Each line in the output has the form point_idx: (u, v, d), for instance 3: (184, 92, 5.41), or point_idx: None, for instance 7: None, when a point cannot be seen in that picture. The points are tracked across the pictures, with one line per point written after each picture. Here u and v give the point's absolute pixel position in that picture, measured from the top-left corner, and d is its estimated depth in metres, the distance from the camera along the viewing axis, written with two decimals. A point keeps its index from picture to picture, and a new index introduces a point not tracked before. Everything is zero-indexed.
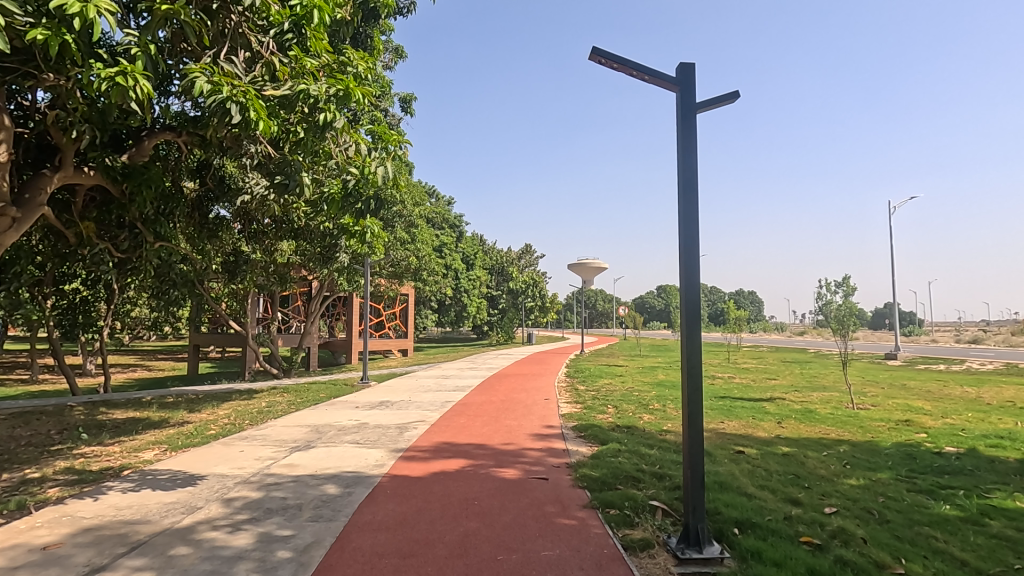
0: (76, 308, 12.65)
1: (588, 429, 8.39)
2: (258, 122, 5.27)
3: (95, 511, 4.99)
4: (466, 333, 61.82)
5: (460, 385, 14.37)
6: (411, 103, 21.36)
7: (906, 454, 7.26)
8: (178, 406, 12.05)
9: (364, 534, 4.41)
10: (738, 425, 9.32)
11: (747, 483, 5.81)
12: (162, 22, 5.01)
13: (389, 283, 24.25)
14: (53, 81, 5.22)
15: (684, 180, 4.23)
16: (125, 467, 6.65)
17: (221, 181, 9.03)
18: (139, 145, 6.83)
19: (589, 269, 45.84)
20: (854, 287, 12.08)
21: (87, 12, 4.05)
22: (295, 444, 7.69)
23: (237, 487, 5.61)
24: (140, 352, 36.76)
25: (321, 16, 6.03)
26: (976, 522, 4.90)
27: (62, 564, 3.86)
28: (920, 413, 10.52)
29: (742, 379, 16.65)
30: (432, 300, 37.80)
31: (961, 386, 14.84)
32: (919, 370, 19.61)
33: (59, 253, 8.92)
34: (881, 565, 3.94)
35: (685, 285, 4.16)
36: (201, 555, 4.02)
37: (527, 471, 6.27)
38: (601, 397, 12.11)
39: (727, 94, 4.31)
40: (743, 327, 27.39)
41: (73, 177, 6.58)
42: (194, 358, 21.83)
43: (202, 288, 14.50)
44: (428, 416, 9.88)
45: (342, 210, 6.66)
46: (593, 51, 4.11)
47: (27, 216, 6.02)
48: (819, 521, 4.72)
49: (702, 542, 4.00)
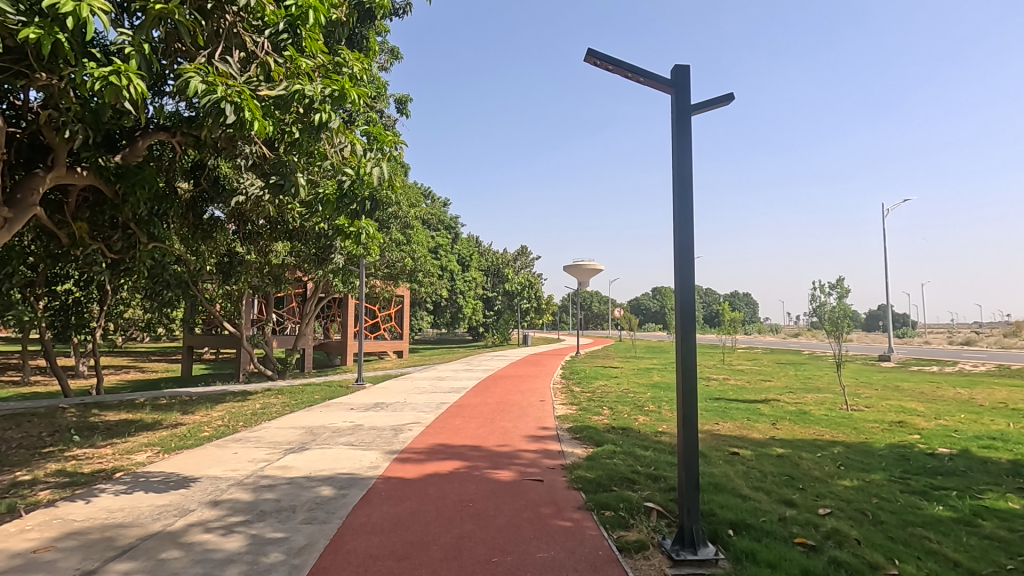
0: (68, 308, 12.56)
1: (584, 431, 8.41)
2: (253, 123, 5.23)
3: (86, 513, 4.95)
4: (462, 333, 61.83)
5: (456, 388, 14.35)
6: (407, 103, 21.25)
7: (900, 455, 7.29)
8: (172, 407, 12.11)
9: (358, 536, 4.38)
10: (732, 426, 9.36)
11: (742, 483, 5.84)
12: (155, 22, 4.94)
13: (384, 283, 24.17)
14: (46, 81, 5.20)
15: (679, 181, 4.24)
16: (118, 469, 6.62)
17: (216, 182, 8.89)
18: (133, 145, 6.82)
19: (586, 271, 45.86)
20: (847, 289, 12.14)
21: (80, 11, 4.03)
22: (289, 446, 7.67)
23: (231, 490, 5.59)
24: (131, 352, 36.63)
25: (316, 16, 5.99)
26: (968, 523, 4.92)
27: (50, 568, 3.83)
28: (914, 415, 10.52)
29: (736, 380, 16.78)
30: (427, 301, 37.83)
31: (953, 387, 14.96)
32: (914, 372, 19.63)
33: (52, 253, 8.87)
34: (874, 565, 3.95)
35: (680, 287, 4.20)
36: (192, 558, 4.00)
37: (522, 472, 6.27)
38: (597, 399, 12.16)
39: (722, 96, 4.32)
40: (738, 329, 27.34)
41: (66, 177, 6.52)
42: (188, 359, 21.77)
43: (197, 288, 14.46)
44: (423, 418, 9.86)
45: (337, 211, 6.65)
46: (588, 53, 4.11)
47: (20, 215, 6.01)
48: (813, 522, 4.75)
49: (696, 544, 3.99)
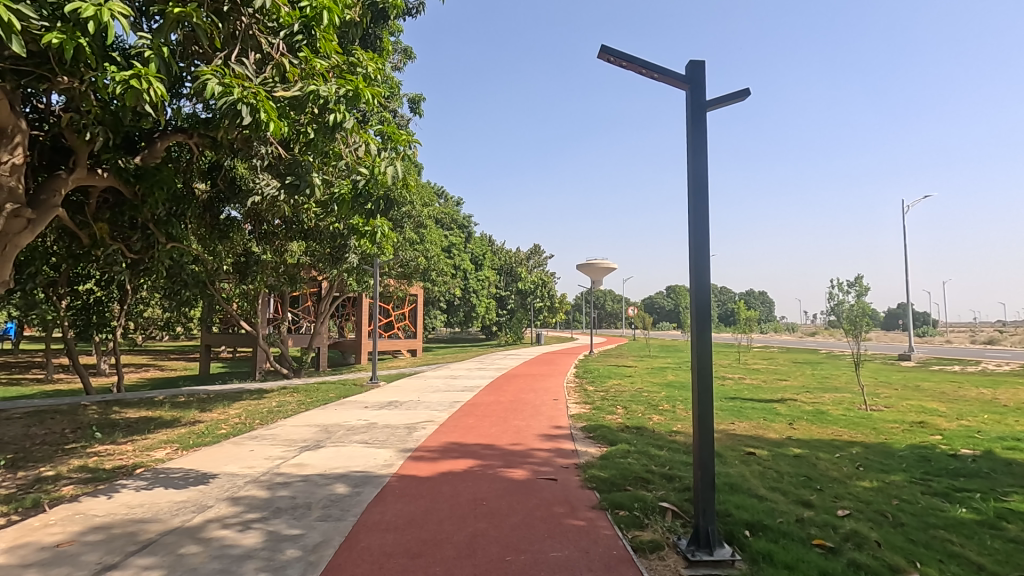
0: (89, 308, 12.75)
1: (597, 430, 8.39)
2: (269, 124, 5.29)
3: (107, 509, 5.02)
4: (474, 333, 61.93)
5: (469, 386, 14.39)
6: (420, 103, 21.29)
7: (921, 456, 7.16)
8: (190, 405, 12.23)
9: (373, 534, 4.40)
10: (748, 425, 9.28)
11: (758, 484, 5.78)
12: (174, 24, 4.99)
13: (398, 283, 24.23)
14: (68, 84, 5.28)
15: (696, 181, 4.19)
16: (138, 465, 6.72)
17: (232, 183, 8.97)
18: (152, 147, 6.91)
19: (599, 270, 45.65)
20: (866, 286, 11.96)
21: (101, 16, 4.07)
22: (304, 444, 7.73)
23: (248, 487, 5.64)
24: (151, 351, 37.33)
25: (331, 16, 6.00)
26: (992, 526, 4.82)
27: (72, 562, 3.90)
28: (935, 415, 10.32)
29: (752, 379, 16.63)
30: (441, 300, 38.00)
31: (976, 387, 14.67)
32: (934, 371, 19.25)
33: (73, 254, 9.02)
34: (895, 568, 3.88)
35: (695, 286, 4.14)
36: (210, 554, 4.04)
37: (536, 471, 6.27)
38: (611, 398, 12.09)
39: (738, 91, 4.27)
40: (753, 328, 26.97)
41: (87, 179, 6.61)
42: (205, 358, 22.03)
43: (214, 288, 14.63)
44: (436, 416, 9.90)
45: (351, 211, 6.67)
46: (602, 50, 4.09)
47: (42, 217, 6.04)
48: (831, 524, 4.67)
49: (712, 545, 3.95)
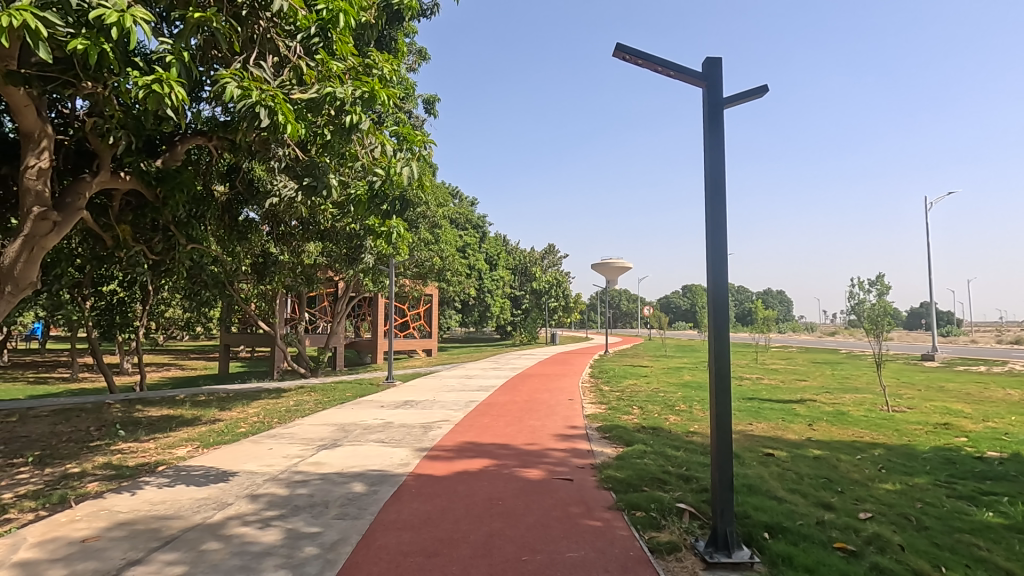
0: (113, 308, 12.98)
1: (613, 430, 8.35)
2: (286, 126, 5.34)
3: (131, 505, 5.12)
4: (489, 333, 62.03)
5: (484, 386, 14.40)
6: (435, 103, 21.36)
7: (945, 458, 7.01)
8: (210, 404, 12.39)
9: (389, 533, 4.42)
10: (767, 427, 9.16)
11: (777, 485, 5.70)
12: (195, 29, 5.05)
13: (413, 283, 24.34)
14: (92, 89, 5.39)
15: (712, 181, 4.15)
16: (160, 463, 6.83)
17: (251, 185, 9.07)
18: (173, 150, 7.11)
19: (615, 270, 45.42)
20: (888, 285, 11.75)
21: (123, 22, 4.14)
22: (322, 442, 7.81)
23: (267, 485, 5.70)
24: (171, 351, 37.98)
25: (347, 19, 6.04)
26: (1020, 531, 4.70)
27: (98, 557, 3.97)
28: (959, 417, 10.11)
29: (770, 380, 16.43)
30: (456, 300, 38.07)
31: (1002, 388, 14.32)
32: (958, 372, 18.87)
33: (97, 255, 9.19)
34: (918, 572, 3.81)
35: (712, 285, 4.10)
36: (230, 550, 4.09)
37: (551, 471, 6.25)
38: (627, 399, 12.01)
39: (755, 89, 4.23)
40: (771, 328, 26.65)
41: (110, 182, 6.72)
42: (224, 357, 22.31)
43: (233, 288, 14.82)
44: (452, 415, 9.93)
45: (367, 211, 6.73)
46: (617, 47, 4.07)
47: (68, 219, 6.07)
48: (852, 527, 4.60)
49: (730, 546, 3.92)
